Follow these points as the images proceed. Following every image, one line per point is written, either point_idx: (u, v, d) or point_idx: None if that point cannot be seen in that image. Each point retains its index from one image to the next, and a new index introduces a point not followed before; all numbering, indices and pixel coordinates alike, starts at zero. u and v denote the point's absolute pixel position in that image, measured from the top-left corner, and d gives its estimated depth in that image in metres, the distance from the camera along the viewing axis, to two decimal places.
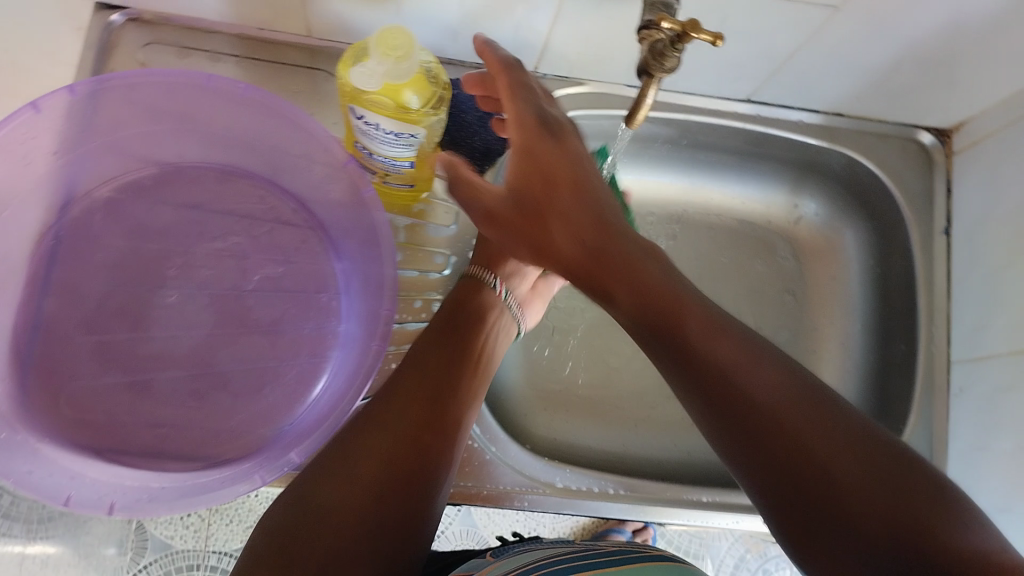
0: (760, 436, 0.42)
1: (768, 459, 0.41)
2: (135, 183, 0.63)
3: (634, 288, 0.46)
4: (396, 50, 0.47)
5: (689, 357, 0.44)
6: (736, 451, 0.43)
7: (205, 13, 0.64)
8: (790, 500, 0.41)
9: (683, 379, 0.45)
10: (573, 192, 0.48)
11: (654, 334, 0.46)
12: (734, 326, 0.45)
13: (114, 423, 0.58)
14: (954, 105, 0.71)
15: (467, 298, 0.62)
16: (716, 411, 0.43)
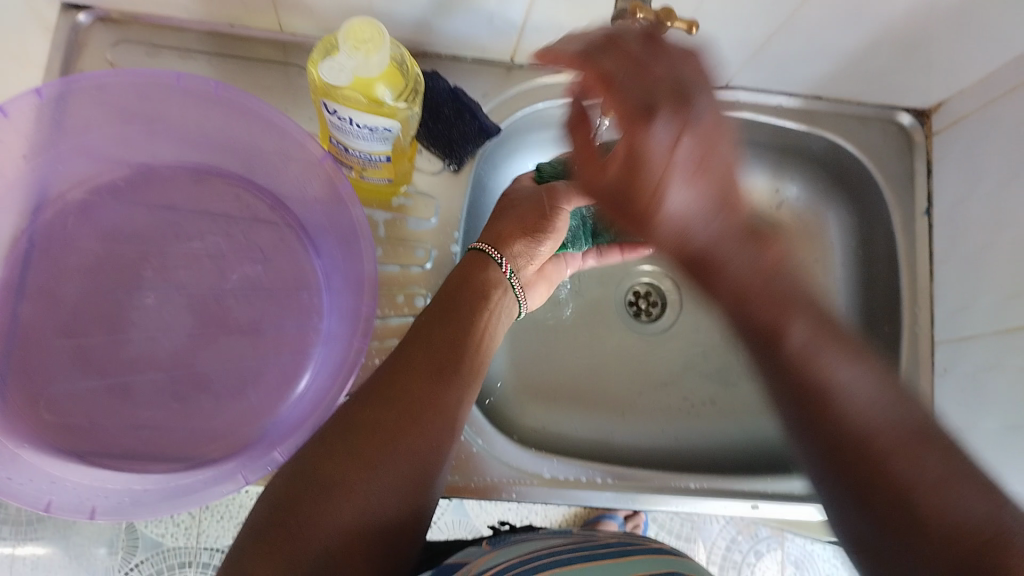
0: (858, 445, 0.45)
1: (857, 463, 0.45)
2: (108, 184, 0.63)
3: (742, 293, 0.48)
4: (366, 43, 0.47)
5: (796, 364, 0.48)
6: (823, 446, 0.47)
7: (174, 10, 0.63)
8: (869, 505, 0.44)
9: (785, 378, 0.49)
10: (684, 181, 0.43)
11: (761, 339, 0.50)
12: (844, 337, 0.48)
13: (95, 428, 0.58)
14: (932, 85, 0.70)
15: (470, 273, 0.58)
16: (816, 415, 0.47)
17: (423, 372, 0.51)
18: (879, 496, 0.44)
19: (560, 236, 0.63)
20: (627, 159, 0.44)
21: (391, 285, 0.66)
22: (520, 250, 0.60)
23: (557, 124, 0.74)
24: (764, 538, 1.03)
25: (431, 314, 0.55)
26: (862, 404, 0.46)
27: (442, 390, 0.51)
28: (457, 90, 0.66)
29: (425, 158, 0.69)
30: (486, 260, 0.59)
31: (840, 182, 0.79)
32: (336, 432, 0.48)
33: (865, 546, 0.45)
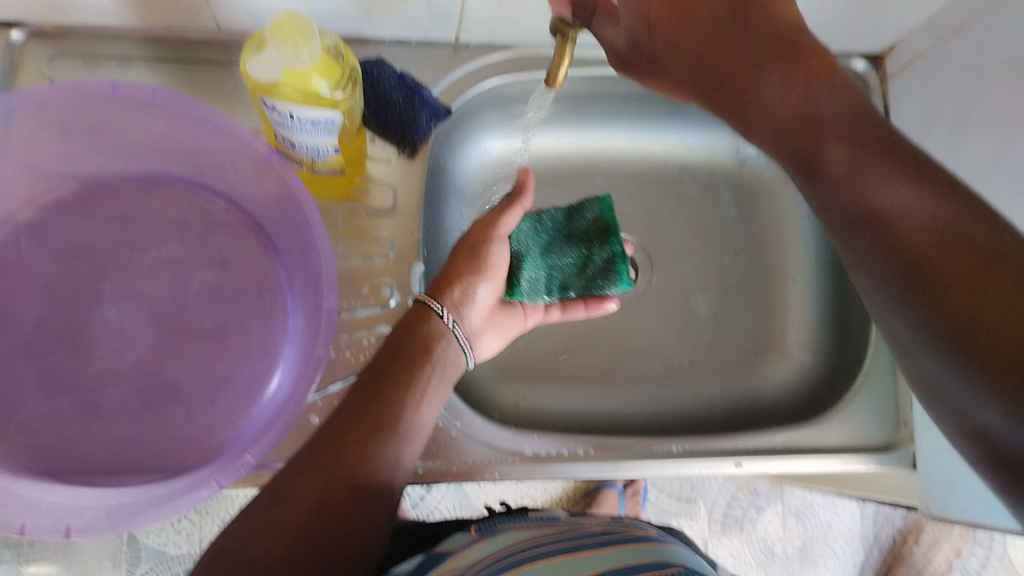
0: (911, 261, 0.47)
1: (911, 286, 0.46)
2: (60, 202, 0.62)
3: (775, 120, 0.53)
4: (294, 36, 0.47)
5: (846, 181, 0.50)
6: (877, 268, 0.49)
7: (108, 19, 0.62)
8: (925, 323, 0.45)
9: (834, 202, 0.51)
10: (676, 24, 0.49)
11: (808, 165, 0.53)
12: (893, 157, 0.49)
13: (68, 446, 0.57)
14: (881, 28, 0.70)
15: (412, 324, 0.57)
16: (865, 234, 0.50)
17: (364, 427, 0.51)
18: (935, 314, 0.45)
19: (498, 275, 0.63)
20: (634, 39, 0.50)
21: (356, 277, 0.66)
22: (461, 297, 0.61)
23: (509, 100, 0.73)
24: (763, 492, 1.03)
25: (371, 371, 0.55)
26: (916, 212, 0.47)
27: (383, 441, 0.51)
28: (404, 75, 0.65)
29: (379, 147, 0.69)
30: (427, 312, 0.58)
31: None
32: (275, 486, 0.49)
33: (933, 367, 0.45)
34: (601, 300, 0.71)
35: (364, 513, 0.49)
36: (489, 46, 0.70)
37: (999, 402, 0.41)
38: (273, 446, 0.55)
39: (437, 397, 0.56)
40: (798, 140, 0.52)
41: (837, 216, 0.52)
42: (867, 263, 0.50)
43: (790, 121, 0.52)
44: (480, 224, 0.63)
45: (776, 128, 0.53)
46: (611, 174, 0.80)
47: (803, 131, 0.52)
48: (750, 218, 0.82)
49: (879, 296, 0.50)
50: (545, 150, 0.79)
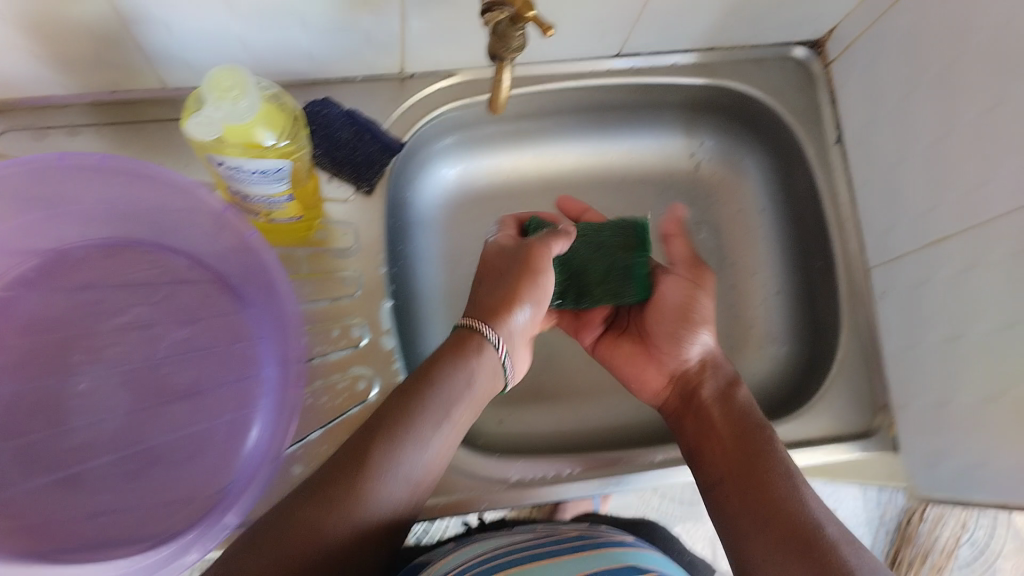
0: (763, 495, 0.54)
1: (782, 544, 0.51)
2: (20, 278, 0.61)
3: (714, 407, 0.61)
4: (230, 91, 0.45)
5: (740, 470, 0.56)
6: (766, 533, 0.52)
7: (48, 90, 0.62)
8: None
9: (730, 478, 0.56)
10: (682, 304, 0.66)
11: (730, 443, 0.58)
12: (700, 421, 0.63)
13: (53, 523, 0.56)
14: (820, 13, 0.69)
15: (463, 348, 0.56)
16: (757, 508, 0.54)
17: (391, 433, 0.51)
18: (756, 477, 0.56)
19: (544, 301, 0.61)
20: (674, 288, 0.67)
21: (325, 318, 0.65)
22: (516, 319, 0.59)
23: (464, 125, 0.74)
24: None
25: (406, 384, 0.54)
26: (785, 479, 0.55)
27: (399, 449, 0.50)
28: (353, 113, 0.67)
29: (335, 187, 0.67)
30: (482, 341, 0.56)
31: (742, 124, 0.78)
32: (303, 480, 0.50)
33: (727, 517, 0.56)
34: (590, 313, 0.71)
35: (368, 518, 0.49)
36: (434, 74, 0.70)
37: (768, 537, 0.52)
38: (252, 502, 0.55)
39: (467, 415, 0.55)
40: (734, 446, 0.58)
41: (731, 485, 0.56)
42: (723, 497, 0.56)
43: (727, 424, 0.60)
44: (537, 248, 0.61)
45: (712, 430, 0.60)
46: (571, 186, 0.80)
47: (749, 441, 0.58)
48: (715, 208, 0.81)
49: (757, 557, 0.52)
50: (503, 173, 0.79)
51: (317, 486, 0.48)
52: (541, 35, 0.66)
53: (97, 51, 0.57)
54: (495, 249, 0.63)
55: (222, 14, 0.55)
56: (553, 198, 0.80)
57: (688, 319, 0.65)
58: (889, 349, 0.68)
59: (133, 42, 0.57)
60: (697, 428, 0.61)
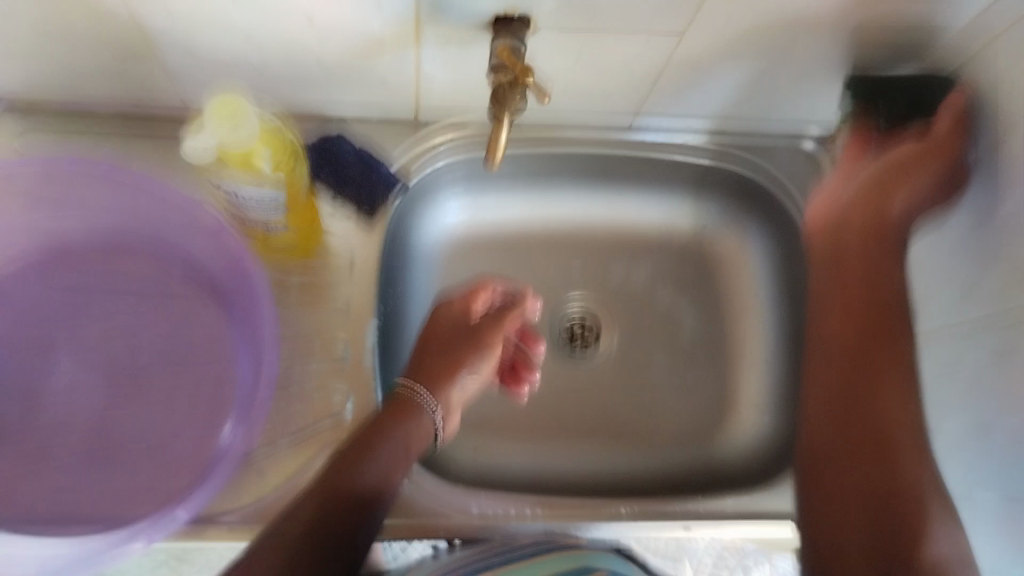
0: (880, 459, 0.54)
1: (870, 478, 0.53)
2: (21, 269, 0.63)
3: (860, 287, 0.61)
4: (230, 116, 0.48)
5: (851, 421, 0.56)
6: (854, 468, 0.54)
7: (77, 97, 0.65)
8: (864, 507, 0.52)
9: (847, 431, 0.56)
10: (922, 162, 0.60)
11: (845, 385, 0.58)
12: (873, 322, 0.60)
13: (13, 499, 0.57)
14: (829, 106, 0.71)
15: (403, 414, 0.57)
16: (875, 479, 0.53)
17: (326, 509, 0.51)
18: (862, 389, 0.58)
19: (481, 371, 0.64)
20: (942, 135, 0.60)
21: (308, 347, 0.65)
22: (453, 389, 0.62)
23: (473, 174, 0.76)
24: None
25: (345, 453, 0.54)
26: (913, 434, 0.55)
27: (354, 482, 0.52)
28: (363, 151, 0.68)
29: (338, 220, 0.69)
30: (423, 410, 0.58)
31: (749, 207, 0.79)
32: (244, 549, 0.50)
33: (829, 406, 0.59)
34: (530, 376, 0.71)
35: (346, 520, 0.51)
36: (446, 123, 0.72)
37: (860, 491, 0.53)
38: (204, 499, 0.55)
39: (424, 433, 0.59)
40: (858, 381, 0.58)
41: (839, 432, 0.56)
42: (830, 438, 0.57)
43: (865, 298, 0.61)
44: (489, 332, 0.63)
45: (849, 290, 0.62)
46: (574, 245, 0.81)
47: (874, 331, 0.60)
48: (714, 286, 0.81)
49: (834, 470, 0.55)
50: (509, 226, 0.80)
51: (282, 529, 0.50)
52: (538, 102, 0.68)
53: (127, 68, 0.60)
54: (446, 317, 0.64)
55: (245, 48, 0.58)
56: (556, 254, 0.81)
57: (921, 176, 0.60)
58: None
59: (159, 63, 0.60)
60: (843, 286, 0.62)
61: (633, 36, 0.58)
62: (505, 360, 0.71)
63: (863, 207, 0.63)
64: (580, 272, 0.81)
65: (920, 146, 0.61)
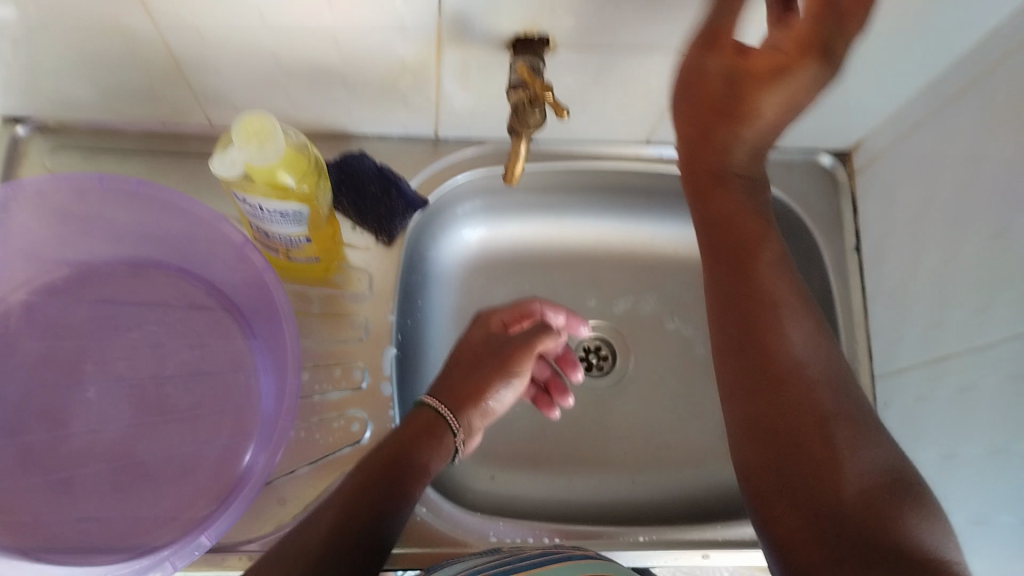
0: (791, 417, 0.48)
1: (773, 415, 0.49)
2: (50, 286, 0.65)
3: (728, 225, 0.55)
4: (258, 135, 0.49)
5: (757, 387, 0.50)
6: (754, 399, 0.50)
7: (105, 117, 0.67)
8: (770, 452, 0.48)
9: (756, 397, 0.50)
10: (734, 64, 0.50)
11: (743, 345, 0.51)
12: (744, 242, 0.55)
13: (41, 522, 0.58)
14: (843, 125, 0.72)
15: (429, 428, 0.58)
16: (772, 407, 0.49)
17: (347, 520, 0.50)
18: (743, 299, 0.53)
19: (507, 396, 0.64)
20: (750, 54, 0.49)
21: (330, 360, 0.67)
22: (477, 410, 0.61)
23: (492, 192, 0.77)
24: None
25: (364, 472, 0.53)
26: (798, 337, 0.51)
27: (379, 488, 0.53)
28: (384, 168, 0.69)
29: (359, 235, 0.71)
30: (444, 429, 0.59)
31: None
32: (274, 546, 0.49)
33: (735, 341, 0.52)
34: (563, 393, 0.71)
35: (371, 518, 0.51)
36: (466, 141, 0.74)
37: (773, 438, 0.48)
38: (227, 530, 0.54)
39: (442, 450, 0.58)
40: (745, 302, 0.53)
41: (748, 401, 0.50)
42: (741, 417, 0.51)
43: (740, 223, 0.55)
44: (518, 351, 0.64)
45: (736, 221, 0.55)
46: (593, 261, 0.82)
47: (737, 241, 0.55)
48: None
49: (734, 398, 0.51)
50: (527, 241, 0.81)
51: (311, 524, 0.50)
52: (558, 117, 0.69)
53: (154, 88, 0.62)
54: (480, 335, 0.64)
55: (271, 69, 0.59)
56: (575, 268, 0.81)
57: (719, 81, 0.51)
58: None
59: (186, 85, 0.62)
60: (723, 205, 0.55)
61: (651, 53, 0.59)
62: (540, 380, 0.72)
63: (723, 123, 0.52)
64: (597, 287, 0.81)
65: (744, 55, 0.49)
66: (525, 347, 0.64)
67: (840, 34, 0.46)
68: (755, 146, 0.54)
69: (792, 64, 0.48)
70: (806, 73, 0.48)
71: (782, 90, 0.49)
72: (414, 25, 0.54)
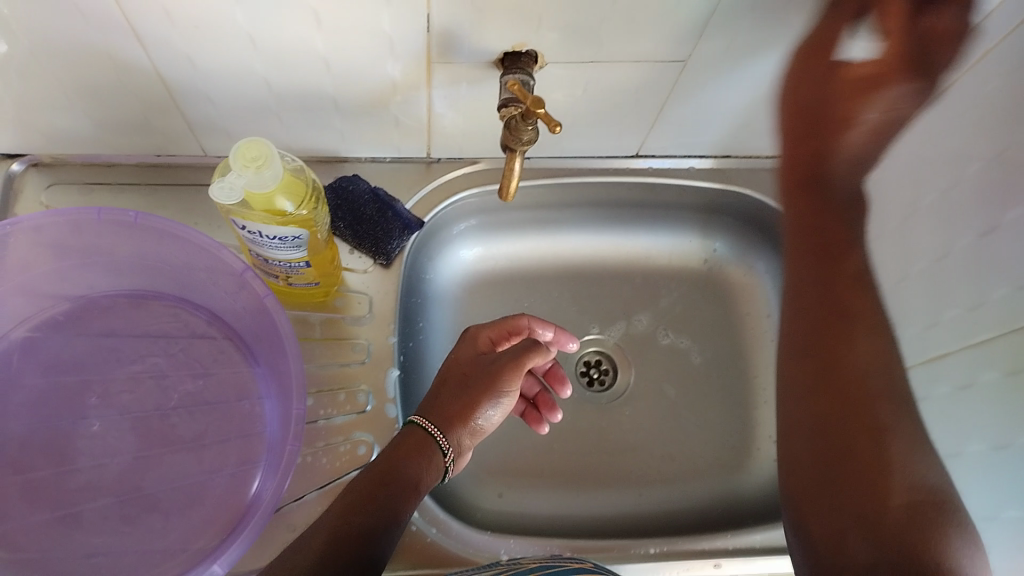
0: (851, 443, 0.55)
1: (834, 427, 0.57)
2: (51, 321, 0.65)
3: (806, 238, 0.64)
4: (256, 161, 0.49)
5: (837, 400, 0.57)
6: (808, 403, 0.59)
7: (101, 149, 0.68)
8: (834, 458, 0.55)
9: (810, 402, 0.59)
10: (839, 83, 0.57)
11: (812, 361, 0.60)
12: (829, 255, 0.63)
13: (50, 559, 0.58)
14: None
15: (418, 447, 0.57)
16: (852, 445, 0.55)
17: (343, 527, 0.51)
18: (808, 319, 0.61)
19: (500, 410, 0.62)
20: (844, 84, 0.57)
21: (333, 384, 0.67)
22: (468, 425, 0.60)
23: (485, 210, 0.78)
24: None
25: (358, 492, 0.54)
26: (865, 358, 0.60)
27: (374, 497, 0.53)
28: (378, 190, 0.69)
29: (356, 258, 0.71)
30: (433, 446, 0.58)
31: (757, 231, 0.81)
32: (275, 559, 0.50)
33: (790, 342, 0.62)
34: (551, 409, 0.72)
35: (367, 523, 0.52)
36: (458, 160, 0.75)
37: (816, 445, 0.57)
38: (239, 556, 0.55)
39: (433, 466, 0.57)
40: (829, 329, 0.60)
41: (805, 410, 0.59)
42: (800, 426, 0.59)
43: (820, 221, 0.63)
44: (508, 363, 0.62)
45: (819, 233, 0.63)
46: (590, 274, 0.82)
47: (832, 258, 0.63)
48: (727, 313, 0.83)
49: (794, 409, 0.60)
50: (523, 258, 0.82)
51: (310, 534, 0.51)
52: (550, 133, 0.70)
53: (149, 119, 0.63)
54: (469, 351, 0.65)
55: (263, 96, 0.60)
56: (572, 282, 0.82)
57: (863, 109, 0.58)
58: None
59: (182, 115, 0.62)
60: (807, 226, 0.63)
61: (637, 66, 0.60)
62: (529, 396, 0.73)
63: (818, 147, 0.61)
64: (594, 300, 0.82)
65: (872, 71, 0.56)
66: (515, 360, 0.63)
67: (932, 51, 0.56)
68: (849, 161, 0.62)
69: (888, 77, 0.56)
70: (894, 91, 0.57)
71: (878, 101, 0.58)
72: (403, 47, 0.55)
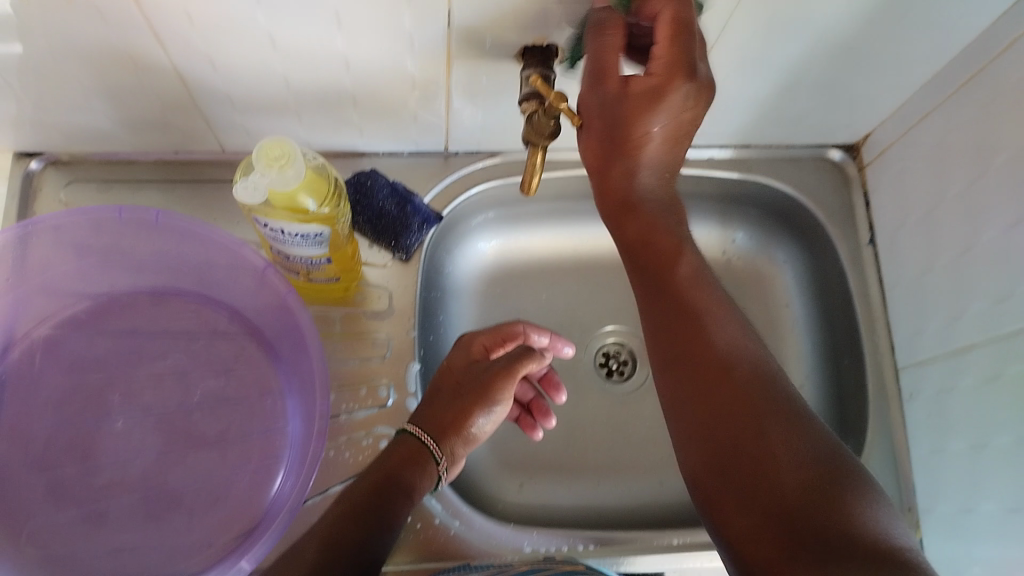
0: (724, 422, 0.46)
1: (703, 423, 0.47)
2: (72, 319, 0.65)
3: (643, 237, 0.53)
4: (278, 160, 0.50)
5: (704, 409, 0.47)
6: (693, 409, 0.48)
7: (118, 147, 0.67)
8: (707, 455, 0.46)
9: (690, 416, 0.47)
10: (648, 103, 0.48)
11: (673, 356, 0.50)
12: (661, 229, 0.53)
13: (77, 557, 0.59)
14: (851, 119, 0.72)
15: (412, 455, 0.58)
16: (718, 441, 0.45)
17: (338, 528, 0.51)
18: (673, 305, 0.51)
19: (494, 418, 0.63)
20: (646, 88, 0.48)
21: (354, 379, 0.67)
22: (463, 433, 0.61)
23: (504, 202, 0.77)
24: None
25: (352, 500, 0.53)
26: (727, 337, 0.49)
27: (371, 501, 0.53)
28: (396, 185, 0.68)
29: (376, 252, 0.71)
30: (426, 455, 0.58)
31: (779, 219, 0.81)
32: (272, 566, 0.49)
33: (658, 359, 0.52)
34: (542, 417, 0.71)
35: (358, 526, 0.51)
36: (476, 153, 0.74)
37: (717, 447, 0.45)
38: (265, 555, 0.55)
39: (426, 474, 0.58)
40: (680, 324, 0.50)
41: (681, 420, 0.48)
42: (689, 438, 0.47)
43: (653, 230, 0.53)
44: (499, 374, 0.63)
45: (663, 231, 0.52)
46: (608, 266, 0.82)
47: (657, 252, 0.53)
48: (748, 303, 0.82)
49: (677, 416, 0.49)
50: (541, 251, 0.81)
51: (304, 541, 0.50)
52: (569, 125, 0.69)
53: (165, 116, 0.62)
54: (462, 360, 0.65)
55: (281, 92, 0.60)
56: (590, 274, 0.82)
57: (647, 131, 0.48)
58: (916, 455, 0.69)
59: (199, 112, 0.62)
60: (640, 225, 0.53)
61: None
62: (523, 401, 0.72)
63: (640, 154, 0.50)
64: (613, 292, 0.81)
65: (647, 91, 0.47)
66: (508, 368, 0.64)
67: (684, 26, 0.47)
68: (654, 179, 0.52)
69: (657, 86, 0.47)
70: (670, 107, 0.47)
71: (664, 108, 0.48)
72: (422, 42, 0.55)
